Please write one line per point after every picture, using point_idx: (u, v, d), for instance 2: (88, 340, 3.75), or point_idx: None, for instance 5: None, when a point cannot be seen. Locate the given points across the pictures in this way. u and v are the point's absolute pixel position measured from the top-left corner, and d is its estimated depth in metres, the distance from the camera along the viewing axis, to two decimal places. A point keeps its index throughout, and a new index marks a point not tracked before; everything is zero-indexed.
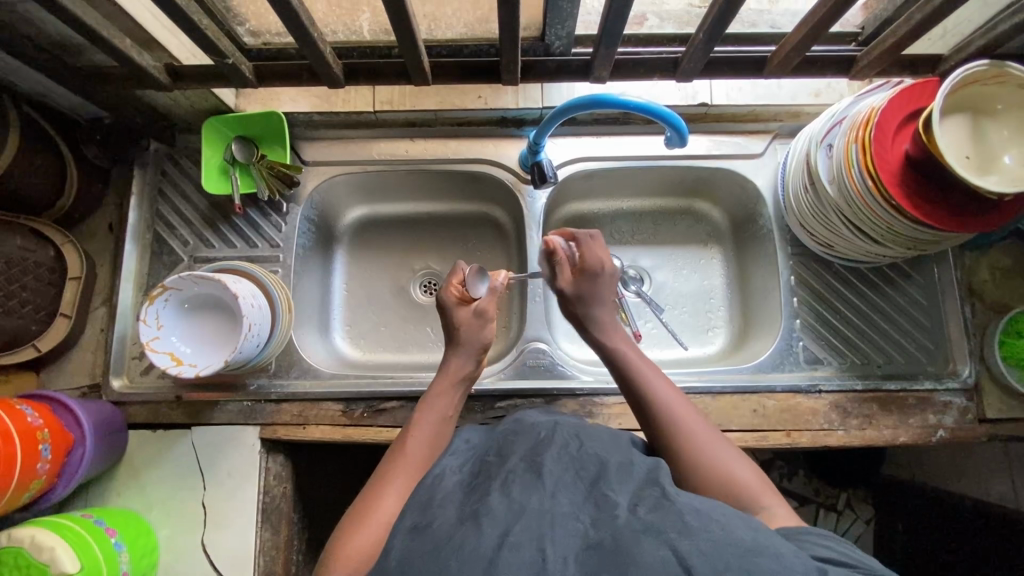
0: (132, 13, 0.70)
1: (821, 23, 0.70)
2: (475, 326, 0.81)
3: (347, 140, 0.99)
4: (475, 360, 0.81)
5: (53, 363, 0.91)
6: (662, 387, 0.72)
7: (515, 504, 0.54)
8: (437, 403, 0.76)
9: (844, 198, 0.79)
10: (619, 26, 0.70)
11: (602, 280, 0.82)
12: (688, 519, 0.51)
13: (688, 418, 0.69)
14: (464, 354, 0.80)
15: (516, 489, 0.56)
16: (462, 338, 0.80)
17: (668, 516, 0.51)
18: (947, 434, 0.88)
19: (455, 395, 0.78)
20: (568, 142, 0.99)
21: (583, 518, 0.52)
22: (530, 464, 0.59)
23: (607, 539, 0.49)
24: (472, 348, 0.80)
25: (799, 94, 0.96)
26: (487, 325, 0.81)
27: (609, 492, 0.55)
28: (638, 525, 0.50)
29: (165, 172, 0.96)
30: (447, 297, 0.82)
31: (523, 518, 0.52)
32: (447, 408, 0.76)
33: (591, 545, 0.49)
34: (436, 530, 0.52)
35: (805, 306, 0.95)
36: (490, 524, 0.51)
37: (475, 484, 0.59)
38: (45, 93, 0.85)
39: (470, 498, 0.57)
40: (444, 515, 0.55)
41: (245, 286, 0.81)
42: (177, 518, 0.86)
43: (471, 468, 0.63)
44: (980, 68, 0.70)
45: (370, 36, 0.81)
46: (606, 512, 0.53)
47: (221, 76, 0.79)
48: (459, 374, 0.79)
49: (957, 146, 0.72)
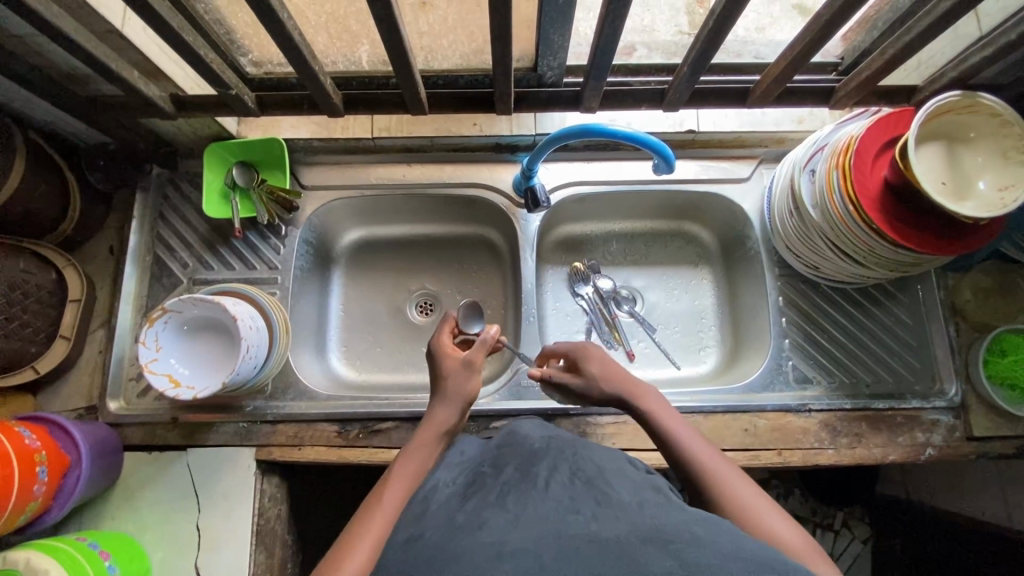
0: (141, 47, 0.73)
1: (799, 56, 0.73)
2: (461, 375, 0.75)
3: (345, 165, 1.01)
4: (459, 413, 0.74)
5: (50, 384, 0.91)
6: (688, 437, 0.69)
7: (511, 513, 0.55)
8: (417, 450, 0.69)
9: (827, 222, 0.82)
10: (607, 60, 0.74)
11: (596, 357, 0.79)
12: (693, 528, 0.52)
13: (718, 467, 0.65)
14: (448, 404, 0.73)
15: (512, 500, 0.57)
16: (448, 389, 0.74)
17: (669, 522, 0.53)
18: (935, 452, 0.90)
19: (434, 447, 0.70)
20: (560, 167, 1.02)
21: (584, 514, 0.54)
22: (526, 475, 0.62)
23: (612, 540, 0.50)
24: (460, 399, 0.74)
25: (783, 121, 0.99)
26: (474, 376, 0.75)
27: (606, 494, 0.57)
28: (642, 528, 0.51)
29: (167, 196, 0.99)
30: (439, 344, 0.78)
31: (522, 523, 0.53)
32: (427, 461, 0.69)
33: (594, 540, 0.50)
34: (432, 539, 0.54)
35: (794, 326, 0.97)
36: (489, 529, 0.53)
37: (470, 493, 0.61)
38: (52, 121, 0.87)
39: (467, 505, 0.58)
40: (438, 523, 0.56)
41: (244, 307, 0.83)
42: (171, 540, 0.86)
43: (465, 478, 0.65)
44: (953, 98, 0.73)
45: (369, 66, 0.84)
46: (606, 512, 0.54)
47: (224, 105, 0.82)
48: (442, 427, 0.72)
49: (933, 173, 0.75)
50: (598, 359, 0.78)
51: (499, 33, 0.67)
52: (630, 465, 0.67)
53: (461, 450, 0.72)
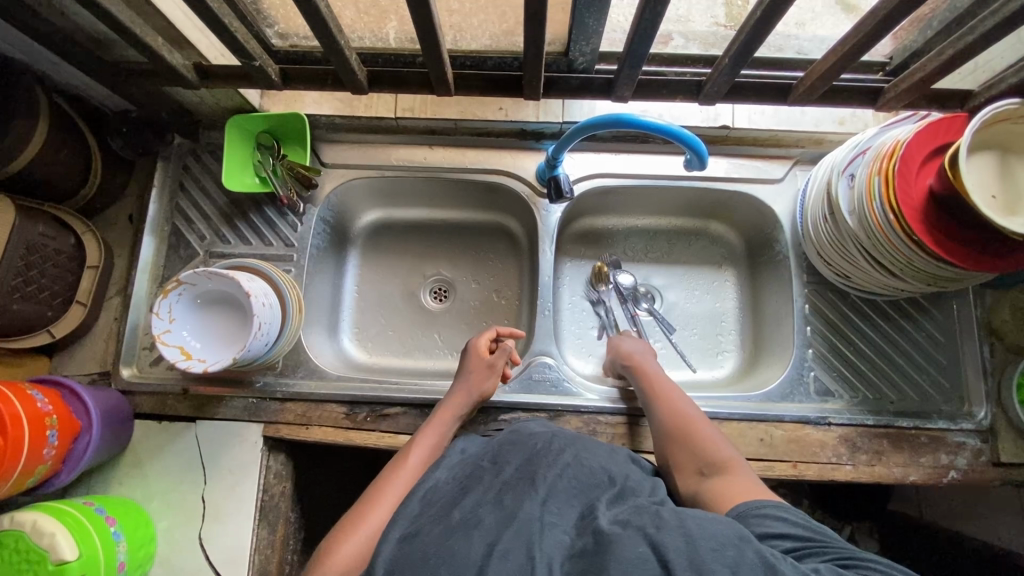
0: (166, 13, 0.71)
1: (849, 54, 0.69)
2: (484, 373, 0.84)
3: (367, 145, 0.99)
4: (473, 403, 0.83)
5: (65, 348, 0.92)
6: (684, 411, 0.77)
7: (505, 511, 0.57)
8: (435, 427, 0.79)
9: (865, 230, 0.78)
10: (644, 48, 0.70)
11: (636, 343, 0.91)
12: (664, 515, 0.55)
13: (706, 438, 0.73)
14: (467, 392, 0.83)
15: (508, 498, 0.59)
16: (469, 378, 0.84)
17: (645, 516, 0.55)
18: (959, 475, 0.87)
19: (451, 424, 0.81)
20: (586, 157, 0.99)
21: (570, 531, 0.56)
22: (524, 474, 0.63)
23: (590, 545, 0.53)
24: (481, 388, 0.83)
25: (823, 121, 0.95)
26: (493, 377, 0.85)
27: (592, 507, 0.59)
28: (618, 529, 0.54)
29: (187, 166, 0.98)
30: (475, 343, 0.87)
31: (512, 527, 0.55)
32: (442, 433, 0.80)
33: (575, 555, 0.53)
34: (423, 539, 0.56)
35: (819, 337, 0.93)
36: (481, 534, 0.55)
37: (467, 491, 0.63)
38: (76, 84, 0.86)
39: (463, 502, 0.60)
40: (433, 524, 0.58)
41: (258, 284, 0.82)
42: (177, 509, 0.86)
43: (462, 476, 0.66)
44: (1012, 106, 0.68)
45: (396, 43, 0.82)
46: (589, 522, 0.56)
47: (248, 77, 0.80)
48: (458, 410, 0.82)
49: (983, 185, 0.71)
50: (638, 341, 0.91)
51: (533, 14, 0.64)
52: (633, 468, 0.70)
53: (460, 447, 0.73)
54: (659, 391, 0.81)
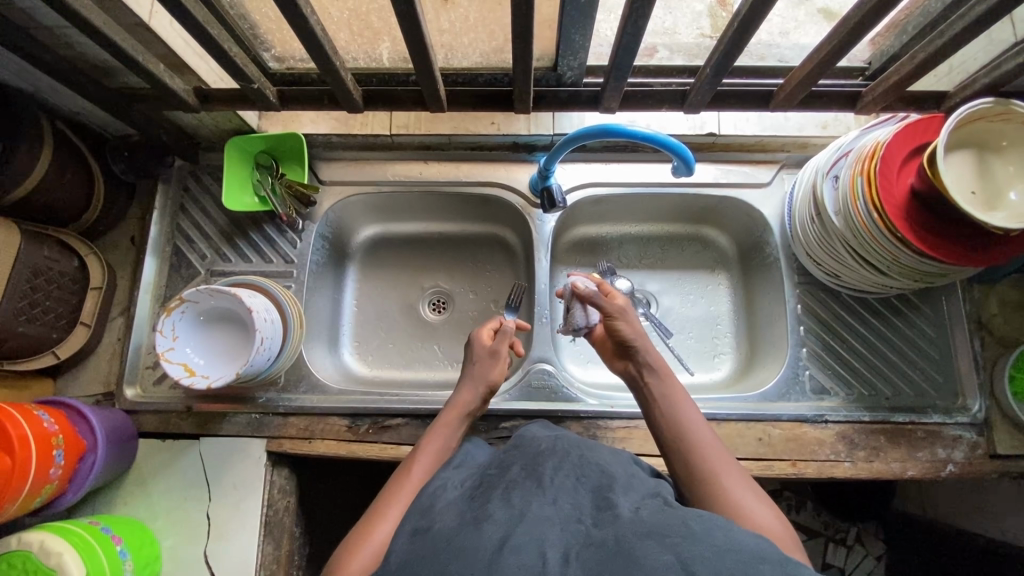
0: (166, 40, 0.74)
1: (825, 61, 0.72)
2: (488, 362, 0.85)
3: (364, 161, 1.02)
4: (481, 396, 0.83)
5: (69, 370, 0.93)
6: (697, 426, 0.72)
7: (514, 510, 0.57)
8: (443, 430, 0.78)
9: (850, 229, 0.80)
10: (629, 60, 0.73)
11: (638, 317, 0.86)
12: (691, 525, 0.54)
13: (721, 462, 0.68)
14: (472, 387, 0.83)
15: (517, 496, 0.60)
16: (474, 371, 0.84)
17: (671, 523, 0.54)
18: (956, 468, 0.87)
19: (459, 425, 0.80)
20: (577, 168, 1.01)
21: (585, 522, 0.56)
22: (532, 473, 0.64)
23: (609, 540, 0.53)
24: (485, 382, 0.83)
25: (806, 126, 0.98)
26: (499, 365, 0.85)
27: (608, 500, 0.59)
28: (640, 529, 0.53)
29: (188, 188, 1.00)
30: (478, 335, 0.87)
31: (524, 522, 0.55)
32: (451, 437, 0.78)
33: (592, 543, 0.53)
34: (435, 533, 0.56)
35: (812, 336, 0.95)
36: (492, 526, 0.55)
37: (476, 492, 0.63)
38: (78, 111, 0.89)
39: (471, 503, 0.61)
40: (444, 519, 0.59)
41: (260, 300, 0.83)
42: (181, 527, 0.87)
43: (472, 480, 0.67)
44: (986, 105, 0.71)
45: (389, 63, 0.84)
46: (607, 516, 0.56)
47: (247, 99, 0.83)
48: (466, 408, 0.81)
49: (962, 181, 0.73)
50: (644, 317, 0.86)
51: (521, 32, 0.66)
52: (636, 468, 0.70)
53: (467, 455, 0.74)
54: (670, 403, 0.75)
